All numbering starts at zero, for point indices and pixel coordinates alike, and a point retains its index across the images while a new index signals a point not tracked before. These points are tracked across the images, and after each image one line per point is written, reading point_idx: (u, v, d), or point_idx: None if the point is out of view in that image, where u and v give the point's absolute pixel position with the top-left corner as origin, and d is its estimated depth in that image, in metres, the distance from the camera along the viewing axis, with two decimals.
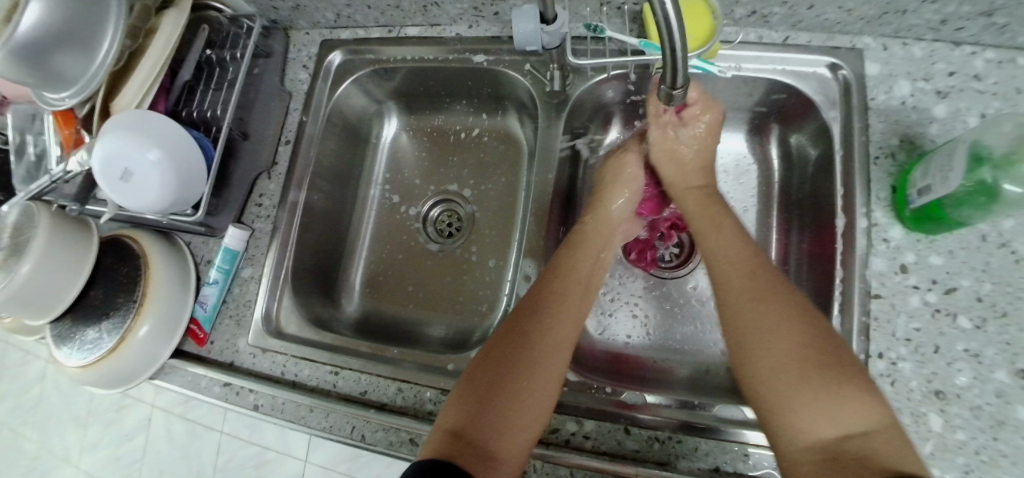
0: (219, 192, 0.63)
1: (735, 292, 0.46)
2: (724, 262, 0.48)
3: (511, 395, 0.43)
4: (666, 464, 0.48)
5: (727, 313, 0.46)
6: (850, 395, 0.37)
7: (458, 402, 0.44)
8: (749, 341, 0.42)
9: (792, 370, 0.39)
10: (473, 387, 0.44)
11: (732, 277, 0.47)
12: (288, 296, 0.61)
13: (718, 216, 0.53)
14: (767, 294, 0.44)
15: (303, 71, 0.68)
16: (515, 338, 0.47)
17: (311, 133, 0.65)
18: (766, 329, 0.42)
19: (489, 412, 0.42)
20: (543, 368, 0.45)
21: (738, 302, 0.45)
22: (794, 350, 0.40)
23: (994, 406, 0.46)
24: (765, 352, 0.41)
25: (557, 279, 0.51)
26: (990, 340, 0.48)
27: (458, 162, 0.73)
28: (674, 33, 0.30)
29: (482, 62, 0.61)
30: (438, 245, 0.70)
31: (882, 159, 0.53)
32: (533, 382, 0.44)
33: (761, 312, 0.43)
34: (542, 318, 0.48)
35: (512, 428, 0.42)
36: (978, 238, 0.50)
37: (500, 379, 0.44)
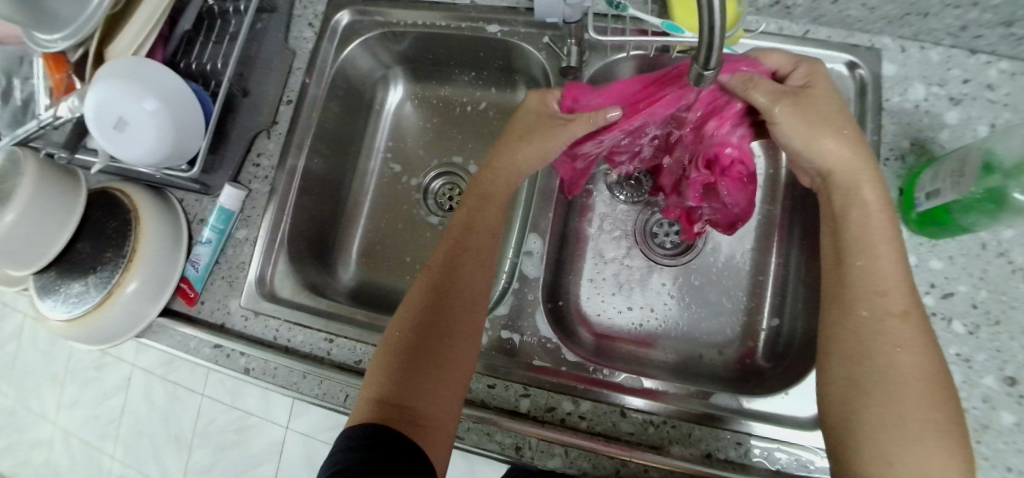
0: (216, 149, 0.61)
1: (868, 337, 0.40)
2: (870, 284, 0.41)
3: (440, 345, 0.45)
4: (660, 447, 0.49)
5: (862, 336, 0.40)
6: (950, 458, 0.35)
7: (381, 373, 0.45)
8: (869, 380, 0.39)
9: (906, 425, 0.36)
10: (392, 354, 0.46)
11: (869, 306, 0.41)
12: (283, 260, 0.60)
13: (871, 228, 0.43)
14: (913, 339, 0.39)
15: (308, 29, 0.65)
16: (428, 296, 0.48)
17: (314, 94, 0.62)
18: (899, 375, 0.38)
19: (410, 375, 0.44)
20: (455, 320, 0.47)
21: (866, 332, 0.40)
22: (924, 401, 0.37)
23: (980, 410, 0.48)
24: (890, 404, 0.37)
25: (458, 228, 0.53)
26: (980, 345, 0.49)
27: (463, 137, 0.71)
28: (714, 12, 0.29)
29: (495, 32, 0.59)
30: (438, 218, 0.69)
31: (893, 160, 0.53)
32: (448, 331, 0.46)
33: (898, 356, 0.39)
34: (449, 267, 0.49)
35: (431, 387, 0.43)
36: (977, 246, 0.51)
37: (428, 339, 0.46)
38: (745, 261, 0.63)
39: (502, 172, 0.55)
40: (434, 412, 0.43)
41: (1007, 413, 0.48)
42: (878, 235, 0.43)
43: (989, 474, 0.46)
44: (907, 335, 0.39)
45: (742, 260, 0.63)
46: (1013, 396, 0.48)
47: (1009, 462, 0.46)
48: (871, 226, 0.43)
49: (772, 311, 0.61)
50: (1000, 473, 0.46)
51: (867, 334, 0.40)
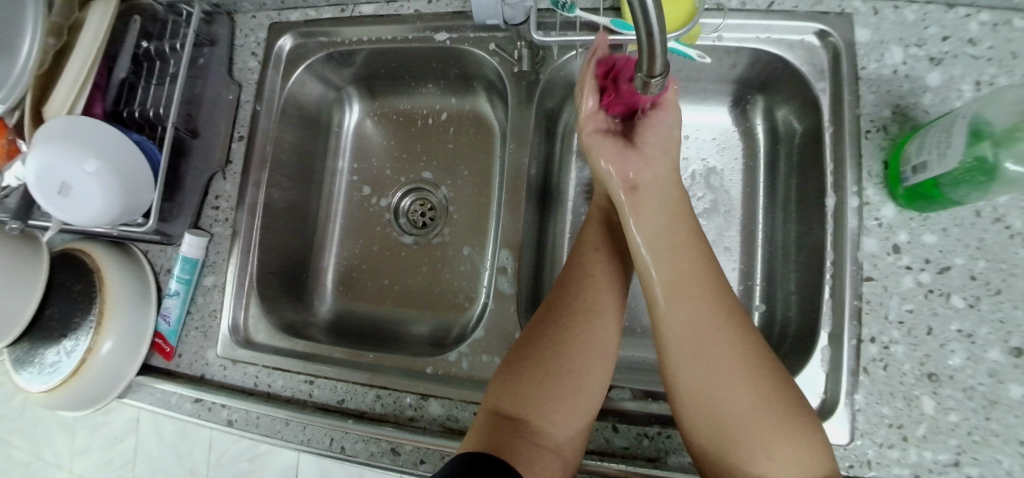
0: (171, 196, 0.58)
1: (695, 355, 0.41)
2: (685, 274, 0.43)
3: (562, 361, 0.44)
4: (657, 459, 0.47)
5: (698, 338, 0.41)
6: (802, 437, 0.38)
7: (501, 383, 0.44)
8: (706, 384, 0.40)
9: (754, 416, 0.39)
10: (511, 363, 0.44)
11: (695, 308, 0.42)
12: (255, 303, 0.58)
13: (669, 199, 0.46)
14: (730, 336, 0.41)
15: (252, 58, 0.61)
16: (549, 324, 0.46)
17: (266, 126, 0.60)
18: (730, 376, 0.40)
19: (542, 391, 0.42)
20: (582, 332, 0.45)
21: (683, 333, 0.42)
22: (757, 393, 0.39)
23: (987, 386, 0.46)
24: (728, 399, 0.39)
25: (577, 254, 0.51)
26: (983, 318, 0.47)
27: (428, 151, 0.68)
28: (651, 15, 0.26)
29: (445, 40, 0.56)
30: (413, 238, 0.66)
31: (874, 132, 0.50)
32: (575, 339, 0.45)
33: (724, 346, 0.41)
34: (576, 295, 0.47)
35: (562, 405, 0.42)
36: (971, 214, 0.48)
37: (535, 366, 0.44)
38: (732, 250, 0.62)
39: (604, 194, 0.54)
40: (554, 436, 0.41)
41: (1016, 387, 0.45)
42: (680, 250, 0.44)
43: (1002, 452, 0.44)
44: (698, 306, 0.42)
45: (726, 250, 0.62)
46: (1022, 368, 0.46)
47: (1021, 437, 0.44)
48: (671, 202, 0.46)
49: (764, 300, 0.60)
50: (1014, 450, 0.44)
51: (676, 339, 0.42)
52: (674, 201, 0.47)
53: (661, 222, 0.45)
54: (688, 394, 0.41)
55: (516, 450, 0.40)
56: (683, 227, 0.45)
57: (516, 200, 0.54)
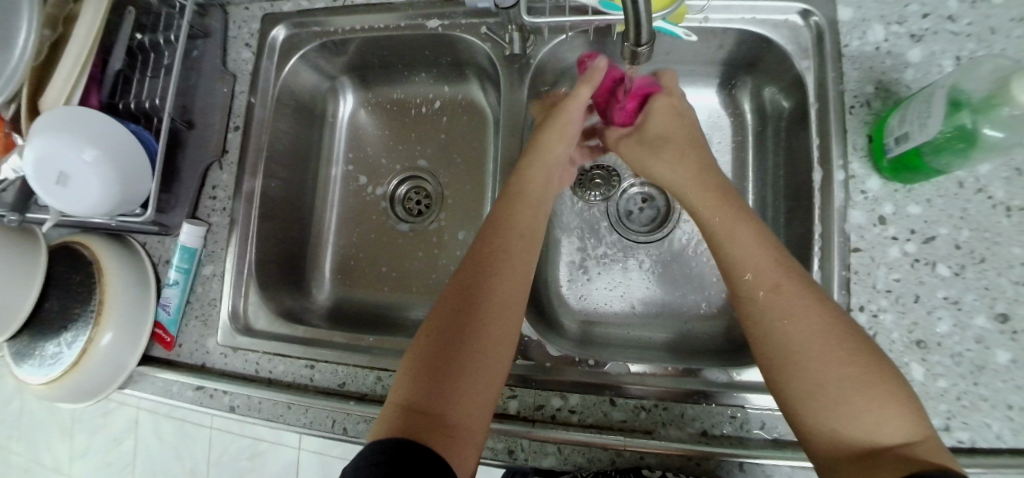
0: (169, 186, 0.59)
1: (816, 349, 0.38)
2: (750, 259, 0.44)
3: (472, 342, 0.42)
4: (653, 432, 0.48)
5: (776, 315, 0.41)
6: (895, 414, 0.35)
7: (410, 373, 0.42)
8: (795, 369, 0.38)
9: (857, 386, 0.36)
10: (421, 352, 0.43)
11: (793, 301, 0.40)
12: (254, 291, 0.59)
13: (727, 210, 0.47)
14: (805, 305, 0.40)
15: (246, 49, 0.62)
16: (462, 308, 0.44)
17: (261, 116, 0.60)
18: (817, 349, 0.38)
19: (449, 374, 0.41)
20: (491, 313, 0.44)
21: (770, 320, 0.41)
22: (845, 367, 0.37)
23: (974, 352, 0.47)
24: (814, 374, 0.37)
25: (495, 237, 0.49)
26: (968, 286, 0.48)
27: (421, 140, 0.69)
28: None
29: (437, 27, 0.57)
30: (409, 225, 0.67)
31: (858, 108, 0.51)
32: (484, 321, 0.43)
33: (802, 316, 0.40)
34: (493, 279, 0.46)
35: (469, 384, 0.41)
36: (955, 185, 0.50)
37: (447, 352, 0.42)
38: None
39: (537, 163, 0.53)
40: (465, 419, 0.40)
41: (1003, 352, 0.47)
42: (741, 228, 0.46)
43: (991, 416, 0.46)
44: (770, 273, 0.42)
45: None
46: (1005, 333, 0.48)
47: (1009, 401, 0.46)
48: (718, 224, 0.47)
49: None
50: (1003, 413, 0.46)
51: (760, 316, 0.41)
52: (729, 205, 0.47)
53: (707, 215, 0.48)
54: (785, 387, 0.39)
55: (427, 436, 0.37)
56: (740, 229, 0.46)
57: (510, 183, 0.55)
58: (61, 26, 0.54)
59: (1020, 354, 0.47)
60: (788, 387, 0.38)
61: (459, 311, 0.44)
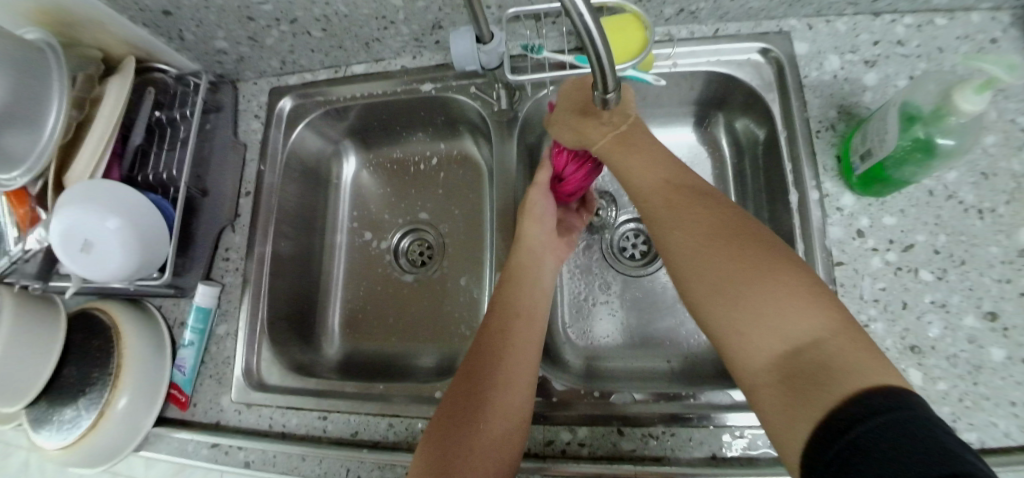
0: (185, 251, 0.62)
1: (721, 251, 0.38)
2: (653, 175, 0.45)
3: (491, 408, 0.44)
4: (663, 458, 0.49)
5: (676, 242, 0.41)
6: (791, 281, 0.35)
7: (433, 438, 0.43)
8: (707, 292, 0.38)
9: (767, 292, 0.35)
10: (444, 417, 0.44)
11: (687, 225, 0.41)
12: (267, 347, 0.60)
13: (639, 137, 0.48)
14: (699, 224, 0.40)
15: (255, 120, 0.67)
16: (474, 376, 0.46)
17: (270, 180, 0.64)
18: (705, 270, 0.38)
19: (469, 438, 0.42)
20: (507, 379, 0.46)
21: (673, 245, 0.41)
22: (729, 283, 0.37)
23: (967, 352, 0.49)
24: (721, 294, 0.37)
25: (503, 303, 0.51)
26: (954, 289, 0.51)
27: (420, 193, 0.72)
28: (597, 40, 0.31)
29: (430, 90, 0.62)
30: (413, 276, 0.69)
31: (824, 131, 0.55)
32: (500, 385, 0.45)
33: (684, 249, 0.40)
34: (501, 346, 0.47)
35: (490, 448, 0.42)
36: (925, 193, 0.53)
37: (451, 439, 0.42)
38: None
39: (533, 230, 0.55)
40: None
41: (997, 349, 0.49)
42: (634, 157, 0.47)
43: (996, 415, 0.47)
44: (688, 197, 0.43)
45: None
46: (994, 330, 0.50)
47: (1010, 397, 0.47)
48: (613, 154, 0.48)
49: None
50: (1006, 410, 0.47)
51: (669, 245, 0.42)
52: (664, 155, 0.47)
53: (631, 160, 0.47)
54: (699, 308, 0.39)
55: None
56: (639, 146, 0.47)
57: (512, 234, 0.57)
58: (87, 107, 0.59)
59: (1014, 349, 0.48)
60: (702, 295, 0.39)
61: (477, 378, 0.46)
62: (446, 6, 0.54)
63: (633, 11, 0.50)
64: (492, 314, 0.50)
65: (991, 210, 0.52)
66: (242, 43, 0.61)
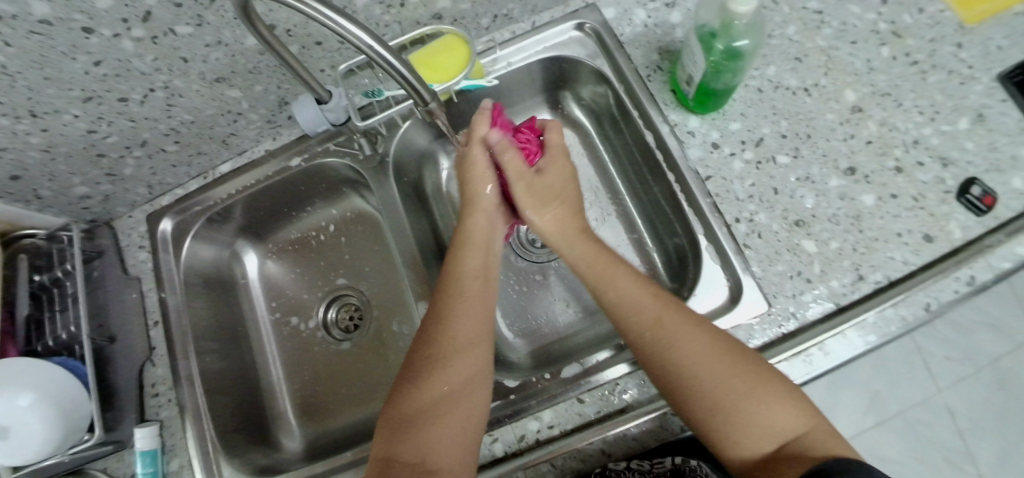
0: (108, 403, 0.60)
1: (715, 363, 0.43)
2: (627, 307, 0.49)
3: (442, 392, 0.46)
4: (628, 407, 0.50)
5: (660, 361, 0.45)
6: (776, 399, 0.41)
7: (391, 432, 0.46)
8: (705, 408, 0.42)
9: (741, 391, 0.42)
10: (393, 409, 0.47)
11: (678, 346, 0.44)
12: (225, 464, 0.57)
13: (598, 256, 0.53)
14: (687, 338, 0.45)
15: (141, 250, 0.67)
16: (426, 363, 0.48)
17: (175, 302, 0.64)
18: (696, 366, 0.43)
19: (420, 428, 0.45)
20: (456, 361, 0.48)
21: (670, 350, 0.45)
22: (733, 375, 0.42)
23: (844, 208, 0.54)
24: (721, 415, 0.42)
25: (453, 285, 0.53)
26: (811, 161, 0.56)
27: (327, 261, 0.73)
28: (403, 72, 0.41)
29: (299, 164, 0.64)
30: (350, 342, 0.69)
31: (654, 74, 0.61)
32: (451, 370, 0.47)
33: (683, 345, 0.44)
34: (447, 327, 0.50)
35: (448, 432, 0.45)
36: (755, 93, 0.58)
37: (404, 420, 0.46)
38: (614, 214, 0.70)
39: (472, 224, 0.59)
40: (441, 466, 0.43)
41: (868, 195, 0.55)
42: (609, 275, 0.51)
43: (892, 250, 0.53)
44: (689, 328, 0.45)
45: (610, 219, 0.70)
46: (857, 182, 0.55)
47: (897, 230, 0.54)
48: (598, 277, 0.52)
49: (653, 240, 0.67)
50: (901, 241, 0.53)
51: (659, 352, 0.45)
52: (580, 248, 0.55)
53: (609, 290, 0.50)
54: (690, 413, 0.43)
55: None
56: (614, 267, 0.52)
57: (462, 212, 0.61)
58: None
59: (882, 191, 0.55)
60: (698, 382, 0.43)
61: (427, 364, 0.48)
62: (283, 82, 0.58)
63: (449, 30, 0.55)
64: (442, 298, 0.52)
65: (815, 85, 0.58)
66: (101, 182, 0.62)
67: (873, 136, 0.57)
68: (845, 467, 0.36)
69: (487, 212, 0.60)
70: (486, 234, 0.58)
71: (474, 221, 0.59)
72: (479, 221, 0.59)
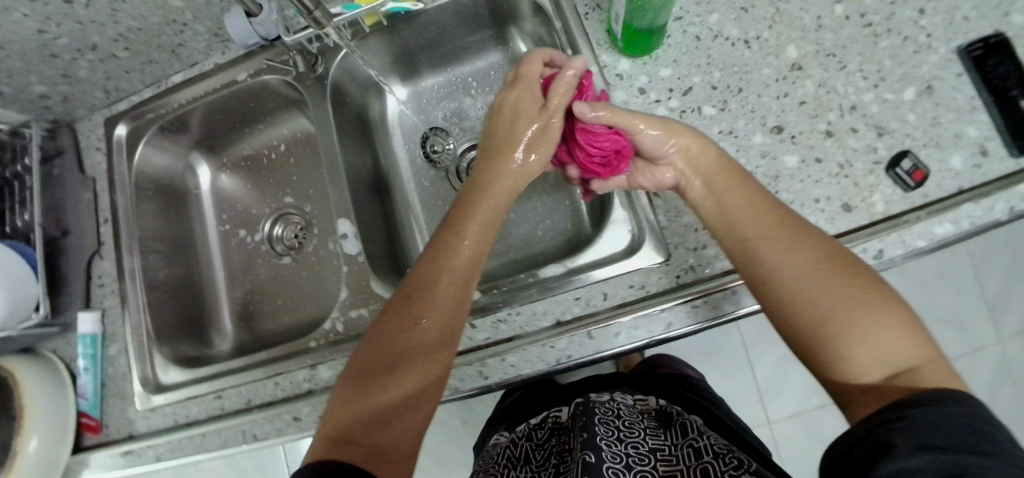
0: (58, 287, 0.65)
1: (826, 283, 0.41)
2: (736, 216, 0.46)
3: (408, 369, 0.43)
4: (515, 337, 0.52)
5: (771, 270, 0.43)
6: (892, 327, 0.38)
7: (346, 401, 0.42)
8: (810, 327, 0.41)
9: (850, 317, 0.39)
10: (357, 374, 0.43)
11: (785, 261, 0.43)
12: (158, 352, 0.63)
13: (717, 179, 0.48)
14: (798, 253, 0.42)
15: (97, 152, 0.71)
16: (400, 337, 0.44)
17: (123, 203, 0.68)
18: (808, 283, 0.41)
19: (382, 402, 0.42)
20: (432, 340, 0.44)
21: (783, 265, 0.43)
22: (842, 300, 0.40)
23: (763, 167, 0.54)
24: (827, 334, 0.40)
25: (447, 258, 0.47)
26: (737, 115, 0.55)
27: (276, 180, 0.76)
28: None
29: (245, 78, 0.67)
30: (292, 256, 0.73)
31: (592, 13, 0.59)
32: (425, 351, 0.44)
33: (791, 260, 0.42)
34: (428, 302, 0.45)
35: (407, 412, 0.43)
36: (694, 40, 0.57)
37: (367, 389, 0.42)
38: None
39: (497, 177, 0.51)
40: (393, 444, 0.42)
41: (791, 156, 0.54)
42: (726, 190, 0.47)
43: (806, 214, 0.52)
44: (815, 235, 0.43)
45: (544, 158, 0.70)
46: (783, 141, 0.54)
47: (814, 195, 0.53)
48: (718, 181, 0.48)
49: None
50: (816, 206, 0.53)
51: (763, 266, 0.43)
52: (705, 162, 0.49)
53: (731, 196, 0.47)
54: (793, 330, 0.42)
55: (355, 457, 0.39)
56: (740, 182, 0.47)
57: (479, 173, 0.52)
58: None
59: (806, 154, 0.54)
60: (802, 308, 0.41)
61: (403, 340, 0.44)
62: None
63: None
64: (432, 268, 0.46)
65: (756, 38, 0.57)
66: (58, 83, 0.65)
67: (808, 96, 0.55)
68: (946, 402, 0.33)
69: (514, 171, 0.52)
70: (499, 198, 0.51)
71: (501, 176, 0.51)
72: (506, 178, 0.51)
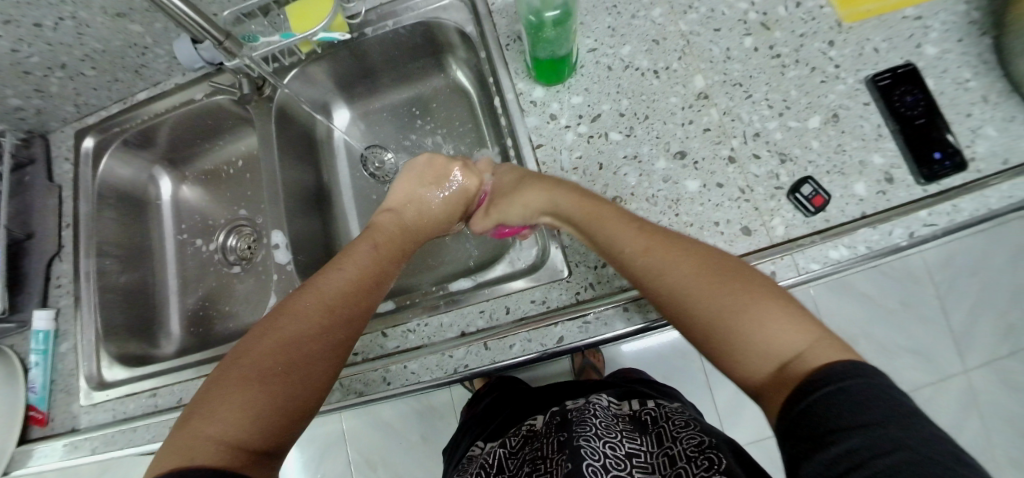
0: (18, 287, 0.70)
1: (705, 285, 0.41)
2: (614, 240, 0.47)
3: (316, 365, 0.44)
4: (422, 345, 0.55)
5: (658, 284, 0.43)
6: (779, 314, 0.39)
7: (239, 402, 0.39)
8: (710, 331, 0.40)
9: (736, 314, 0.39)
10: (252, 372, 0.41)
11: (668, 272, 0.43)
12: (105, 351, 0.67)
13: (595, 205, 0.50)
14: (673, 266, 0.43)
15: (66, 162, 0.76)
16: (312, 335, 0.45)
17: (84, 210, 0.72)
18: (692, 291, 0.41)
19: (283, 399, 0.41)
20: (340, 340, 0.46)
21: (662, 282, 0.43)
22: (726, 300, 0.40)
23: (665, 191, 0.56)
24: (722, 337, 0.39)
25: (351, 268, 0.51)
26: (642, 140, 0.57)
27: (231, 193, 0.81)
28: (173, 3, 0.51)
29: (202, 98, 0.72)
30: (240, 266, 0.78)
31: (513, 44, 0.63)
32: (333, 348, 0.45)
33: (674, 275, 0.43)
34: (341, 303, 0.47)
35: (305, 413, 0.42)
36: (606, 70, 0.60)
37: (269, 386, 0.41)
38: None
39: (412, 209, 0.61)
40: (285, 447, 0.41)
41: (693, 181, 0.56)
42: (604, 218, 0.49)
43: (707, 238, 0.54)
44: (683, 247, 0.44)
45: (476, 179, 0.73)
46: (686, 166, 0.56)
47: (715, 219, 0.55)
48: (587, 218, 0.49)
49: None
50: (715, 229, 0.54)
51: (653, 278, 0.44)
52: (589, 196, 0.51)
53: (610, 218, 0.48)
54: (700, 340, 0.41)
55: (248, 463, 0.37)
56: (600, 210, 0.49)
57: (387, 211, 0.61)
58: None
59: (707, 178, 0.56)
60: (697, 315, 0.41)
61: (309, 338, 0.44)
62: None
63: None
64: (340, 275, 0.50)
65: (665, 68, 0.60)
66: (31, 97, 0.70)
67: (713, 123, 0.57)
68: (852, 376, 0.33)
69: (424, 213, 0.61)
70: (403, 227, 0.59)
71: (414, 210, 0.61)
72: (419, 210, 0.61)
